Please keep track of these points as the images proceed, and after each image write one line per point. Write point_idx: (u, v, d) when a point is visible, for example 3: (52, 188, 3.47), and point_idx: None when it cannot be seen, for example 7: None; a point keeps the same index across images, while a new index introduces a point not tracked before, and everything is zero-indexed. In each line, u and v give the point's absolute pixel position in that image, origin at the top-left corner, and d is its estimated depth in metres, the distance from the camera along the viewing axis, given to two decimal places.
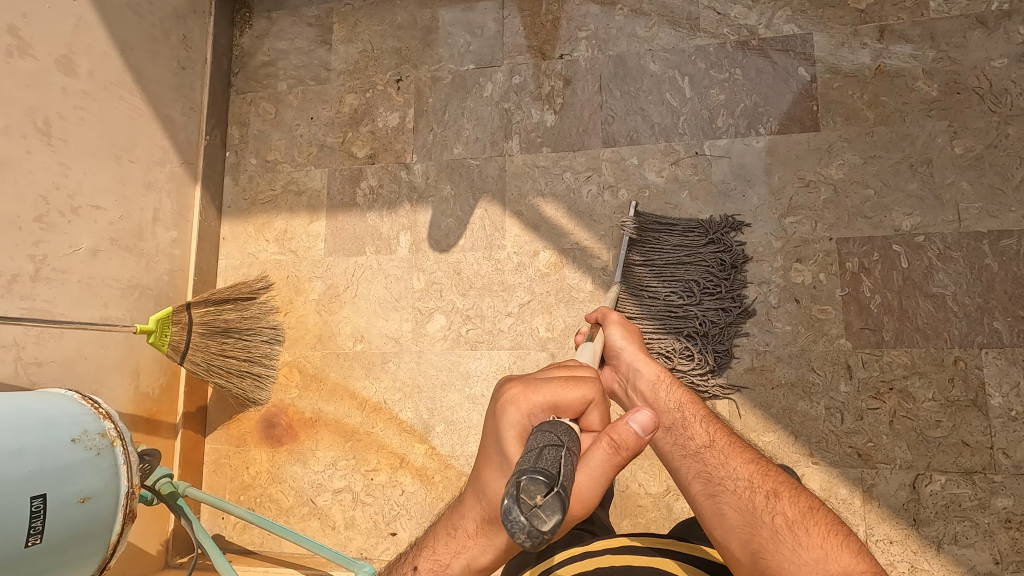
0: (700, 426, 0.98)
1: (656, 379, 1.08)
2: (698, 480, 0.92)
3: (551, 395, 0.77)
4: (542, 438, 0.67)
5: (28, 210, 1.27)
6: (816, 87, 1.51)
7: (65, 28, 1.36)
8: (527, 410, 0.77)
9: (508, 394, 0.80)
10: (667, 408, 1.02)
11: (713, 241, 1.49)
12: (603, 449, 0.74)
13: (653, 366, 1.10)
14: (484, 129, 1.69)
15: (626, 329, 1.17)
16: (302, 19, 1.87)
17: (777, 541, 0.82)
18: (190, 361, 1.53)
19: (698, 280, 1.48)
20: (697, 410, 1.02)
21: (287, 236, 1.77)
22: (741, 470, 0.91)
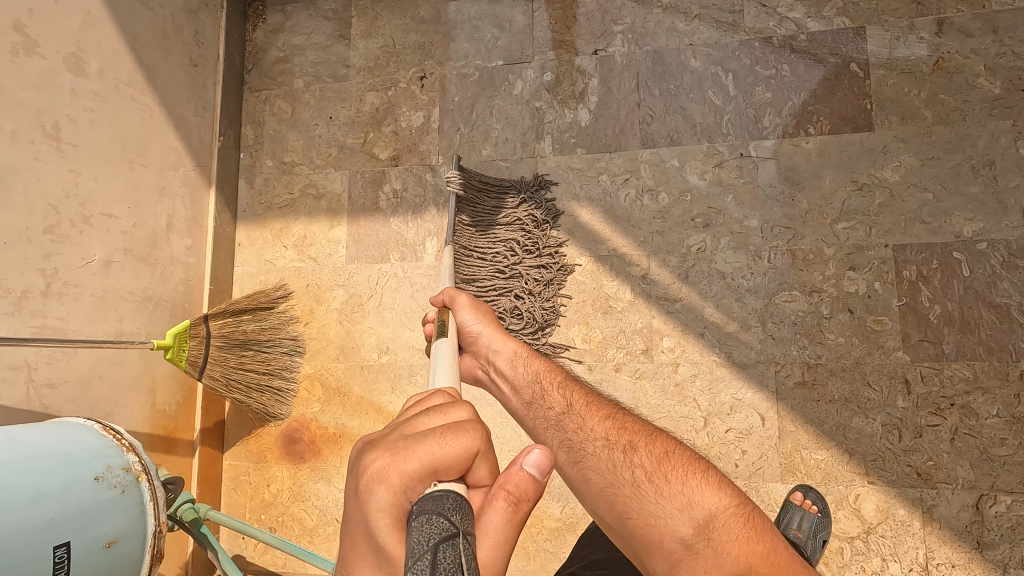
0: (557, 394, 0.95)
1: (514, 354, 1.06)
2: (563, 448, 0.87)
3: (427, 457, 0.46)
4: (428, 529, 0.42)
5: (38, 221, 1.19)
6: (870, 84, 1.42)
7: (73, 24, 1.27)
8: (399, 489, 0.45)
9: (368, 469, 0.46)
10: (525, 382, 1.01)
11: (525, 200, 1.54)
12: (506, 515, 0.46)
13: (510, 342, 1.08)
14: (514, 129, 1.61)
15: (478, 309, 1.14)
16: (319, 12, 1.78)
17: (641, 498, 0.77)
18: (208, 376, 1.45)
19: (518, 239, 1.51)
20: (554, 375, 1.00)
21: (306, 242, 1.69)
22: (598, 427, 0.87)
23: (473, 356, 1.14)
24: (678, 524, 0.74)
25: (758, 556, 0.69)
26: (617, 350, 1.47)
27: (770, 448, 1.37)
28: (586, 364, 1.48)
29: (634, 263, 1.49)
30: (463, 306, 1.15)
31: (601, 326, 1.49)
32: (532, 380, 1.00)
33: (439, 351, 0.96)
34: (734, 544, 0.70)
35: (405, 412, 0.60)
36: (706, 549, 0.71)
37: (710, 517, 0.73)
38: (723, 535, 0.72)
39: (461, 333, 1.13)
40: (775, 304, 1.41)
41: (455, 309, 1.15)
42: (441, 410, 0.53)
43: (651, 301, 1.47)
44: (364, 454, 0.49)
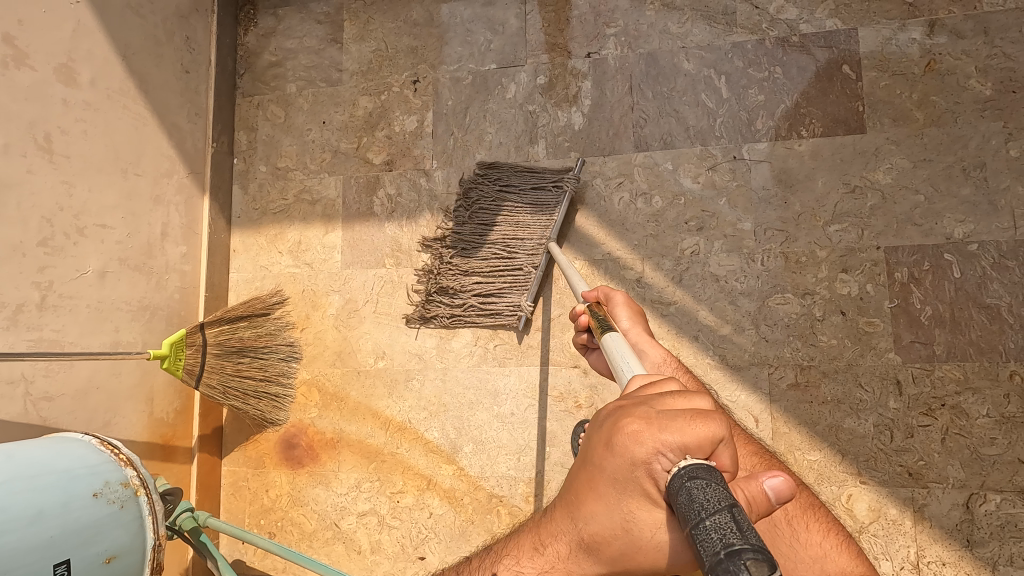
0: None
1: (660, 362, 1.08)
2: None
3: (681, 436, 0.56)
4: (716, 493, 0.51)
5: (32, 234, 1.18)
6: (862, 86, 1.43)
7: (64, 34, 1.27)
8: (652, 448, 0.58)
9: (627, 430, 0.60)
10: None
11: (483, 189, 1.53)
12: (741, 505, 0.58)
13: (659, 350, 1.09)
14: (509, 133, 1.61)
15: (632, 308, 1.13)
16: (311, 16, 1.78)
17: (776, 535, 0.87)
18: (206, 384, 1.46)
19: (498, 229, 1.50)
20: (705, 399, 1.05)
21: (301, 248, 1.69)
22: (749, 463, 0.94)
23: None
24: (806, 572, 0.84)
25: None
26: None
27: None
28: (582, 367, 1.49)
29: (628, 266, 1.50)
30: (620, 304, 1.13)
31: None
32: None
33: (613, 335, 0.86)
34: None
35: (638, 388, 0.69)
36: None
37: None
38: None
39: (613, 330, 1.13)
40: (769, 307, 1.42)
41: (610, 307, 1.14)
42: (686, 396, 0.61)
43: (646, 304, 1.48)
44: (620, 416, 0.62)
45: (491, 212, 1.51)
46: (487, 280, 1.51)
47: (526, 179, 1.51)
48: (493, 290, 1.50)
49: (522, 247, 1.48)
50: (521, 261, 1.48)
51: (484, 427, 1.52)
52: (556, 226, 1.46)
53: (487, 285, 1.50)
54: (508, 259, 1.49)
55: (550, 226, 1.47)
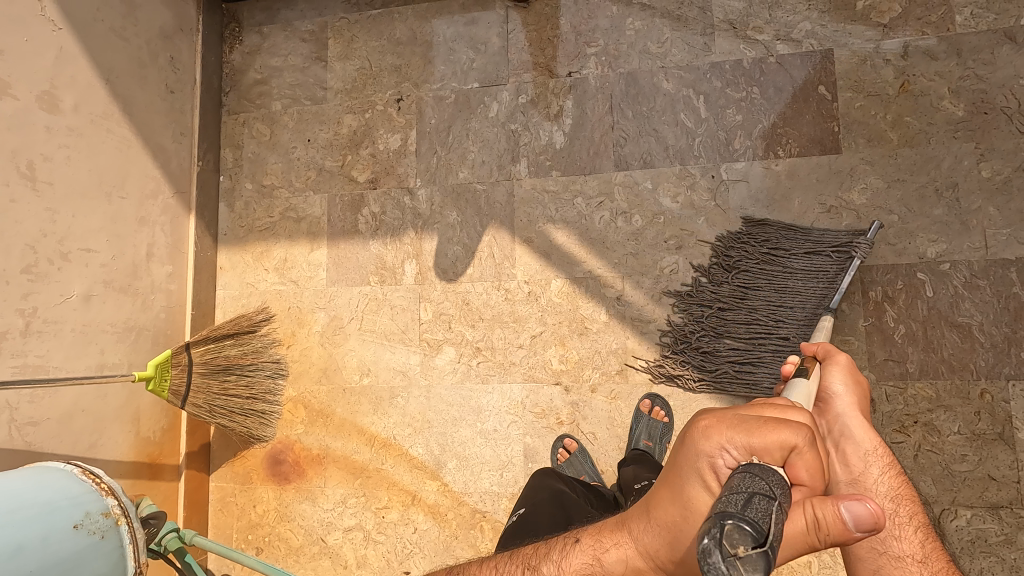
0: (907, 529, 0.91)
1: (871, 451, 0.97)
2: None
3: (746, 438, 0.67)
4: (753, 483, 0.60)
5: (15, 261, 1.19)
6: (837, 107, 1.45)
7: (46, 61, 1.27)
8: (718, 443, 0.69)
9: (700, 424, 0.72)
10: (878, 493, 0.95)
11: (745, 248, 1.45)
12: (801, 523, 0.64)
13: (874, 439, 0.97)
14: (491, 152, 1.63)
15: (853, 375, 1.02)
16: (296, 34, 1.79)
17: None
18: (192, 404, 1.49)
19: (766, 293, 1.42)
20: (915, 510, 0.93)
21: (286, 265, 1.71)
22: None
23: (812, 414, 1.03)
24: None
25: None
26: (593, 370, 1.50)
27: None
28: (563, 385, 1.51)
29: (608, 284, 1.52)
30: (840, 366, 1.02)
31: (578, 347, 1.52)
32: (883, 496, 0.94)
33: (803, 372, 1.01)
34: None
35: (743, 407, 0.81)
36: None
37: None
38: None
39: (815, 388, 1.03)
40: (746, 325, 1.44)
41: (825, 365, 1.04)
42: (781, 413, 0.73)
43: (626, 322, 1.50)
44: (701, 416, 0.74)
45: (756, 274, 1.43)
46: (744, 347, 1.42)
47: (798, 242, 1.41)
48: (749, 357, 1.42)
49: (795, 316, 1.38)
50: (793, 331, 1.38)
51: (468, 443, 1.54)
52: (839, 294, 1.34)
53: (749, 354, 1.42)
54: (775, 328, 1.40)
55: (825, 295, 1.36)
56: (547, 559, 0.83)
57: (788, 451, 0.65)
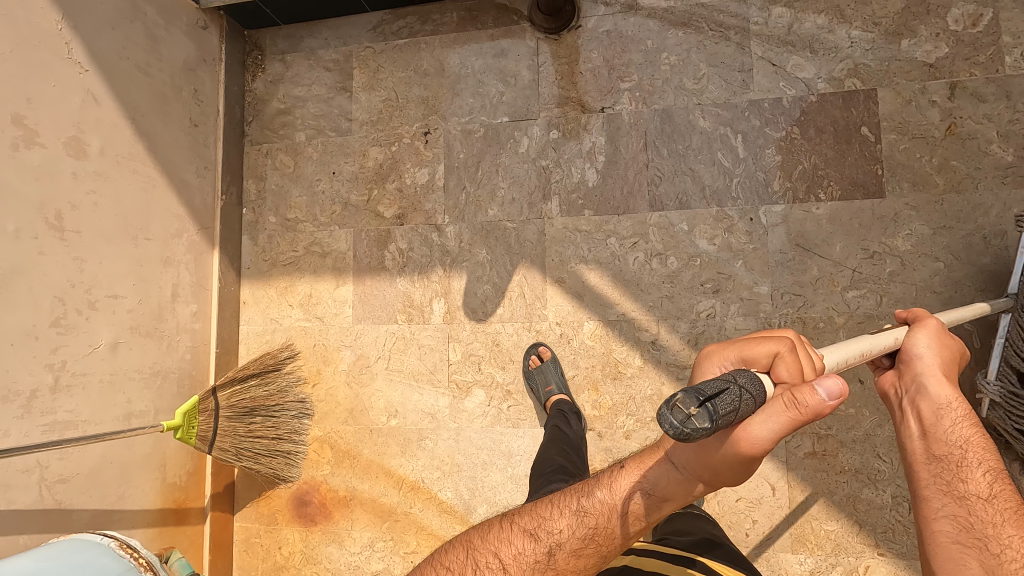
0: (979, 475, 0.70)
1: (942, 399, 0.79)
2: (951, 529, 0.68)
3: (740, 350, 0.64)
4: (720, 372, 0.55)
5: (45, 316, 1.15)
6: (881, 149, 1.41)
7: (73, 105, 1.23)
8: (716, 362, 0.64)
9: (703, 353, 0.67)
10: (945, 442, 0.75)
11: None
12: (781, 409, 0.55)
13: (950, 390, 0.79)
14: (521, 189, 1.59)
15: (942, 338, 0.85)
16: (320, 62, 1.75)
17: None
18: (219, 448, 1.46)
19: None
20: (990, 459, 0.72)
21: (311, 302, 1.68)
22: (1020, 543, 0.63)
23: (892, 372, 0.88)
24: None
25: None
26: (627, 417, 1.48)
27: (780, 517, 1.38)
28: (596, 431, 1.49)
29: (643, 328, 1.49)
30: (924, 325, 0.87)
31: (611, 392, 1.49)
32: (953, 442, 0.75)
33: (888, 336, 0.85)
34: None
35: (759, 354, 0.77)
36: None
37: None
38: None
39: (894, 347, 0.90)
40: None
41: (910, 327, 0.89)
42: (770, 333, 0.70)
43: (661, 368, 1.47)
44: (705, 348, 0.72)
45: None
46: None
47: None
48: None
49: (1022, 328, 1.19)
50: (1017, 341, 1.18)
51: (499, 488, 1.52)
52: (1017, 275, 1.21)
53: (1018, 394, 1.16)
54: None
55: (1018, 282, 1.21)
56: (598, 485, 0.71)
57: (774, 356, 0.62)
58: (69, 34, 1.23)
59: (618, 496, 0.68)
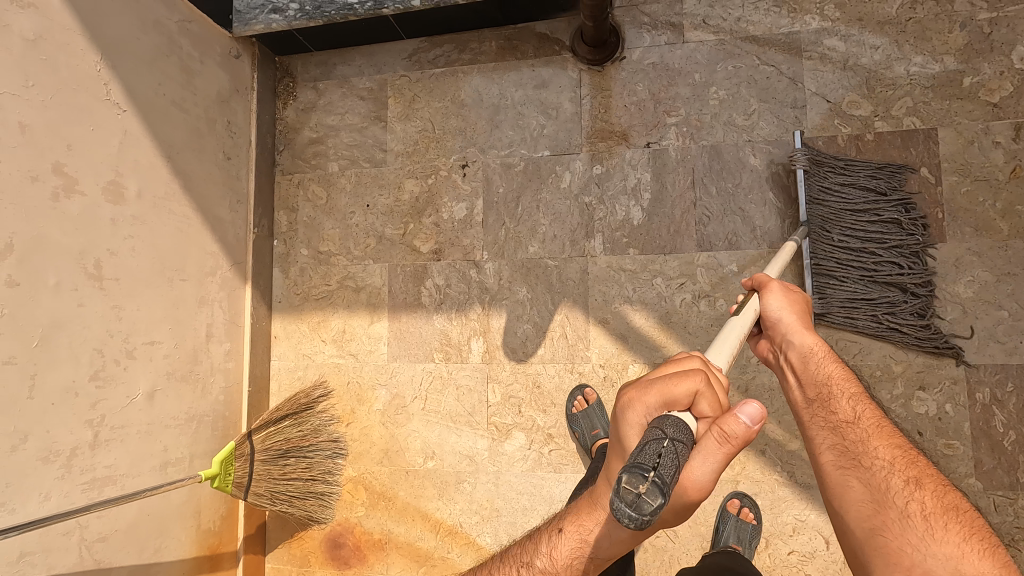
0: (845, 402, 0.87)
1: (808, 351, 0.95)
2: (833, 454, 0.83)
3: (661, 391, 0.63)
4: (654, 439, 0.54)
5: (85, 370, 1.11)
6: (941, 191, 1.36)
7: (112, 148, 1.19)
8: (641, 412, 0.64)
9: (622, 398, 0.67)
10: (813, 383, 0.92)
11: (893, 193, 1.37)
12: (715, 445, 0.62)
13: (812, 338, 0.95)
14: (563, 226, 1.54)
15: (790, 296, 0.98)
16: (353, 90, 1.70)
17: (908, 528, 0.71)
18: (254, 494, 1.42)
19: (880, 232, 1.35)
20: (849, 385, 0.90)
21: (345, 338, 1.64)
22: (881, 449, 0.80)
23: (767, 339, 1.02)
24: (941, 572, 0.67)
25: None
26: None
27: (834, 571, 1.35)
28: None
29: None
30: (770, 289, 0.98)
31: None
32: (822, 385, 0.91)
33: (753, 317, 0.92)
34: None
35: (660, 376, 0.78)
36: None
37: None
38: None
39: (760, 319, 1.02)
40: None
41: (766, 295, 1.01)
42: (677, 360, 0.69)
43: None
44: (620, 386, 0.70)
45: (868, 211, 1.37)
46: (886, 298, 1.35)
47: (893, 175, 1.38)
48: (882, 305, 1.35)
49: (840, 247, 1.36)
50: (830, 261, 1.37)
51: None
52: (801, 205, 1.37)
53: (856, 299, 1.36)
54: (873, 268, 1.35)
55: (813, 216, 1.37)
56: (537, 552, 0.77)
57: (694, 394, 0.62)
58: (108, 74, 1.19)
59: (558, 565, 0.74)
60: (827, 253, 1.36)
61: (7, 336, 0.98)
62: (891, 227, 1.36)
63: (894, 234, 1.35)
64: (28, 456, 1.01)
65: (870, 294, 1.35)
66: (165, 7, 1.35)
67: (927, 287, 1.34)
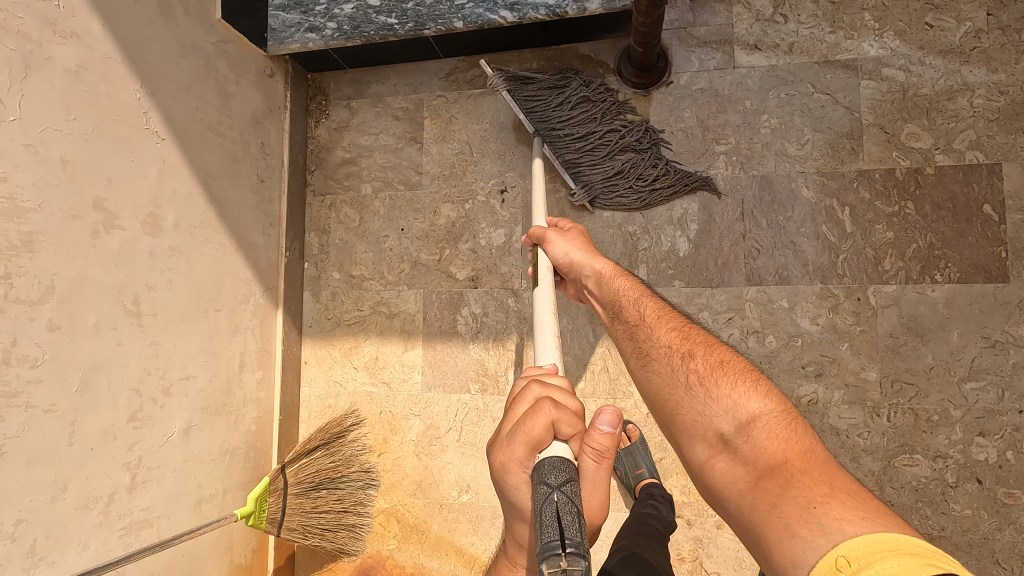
0: (633, 307, 0.93)
1: (600, 276, 1.01)
2: (634, 357, 0.88)
3: (526, 441, 0.70)
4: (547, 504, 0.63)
5: (123, 412, 1.07)
6: (1005, 230, 1.31)
7: (151, 179, 1.14)
8: (519, 468, 0.71)
9: (496, 461, 0.73)
10: (608, 302, 0.97)
11: (574, 76, 1.47)
12: (594, 465, 0.71)
13: (600, 263, 1.02)
14: (605, 255, 1.50)
15: (567, 237, 1.09)
16: (388, 110, 1.66)
17: (693, 397, 0.77)
18: (286, 529, 1.37)
19: (589, 112, 1.46)
20: (636, 290, 0.96)
21: (378, 365, 1.60)
22: (664, 335, 0.85)
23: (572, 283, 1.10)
24: (722, 423, 0.73)
25: (791, 453, 0.66)
26: None
27: None
28: (685, 518, 1.40)
29: None
30: (549, 239, 1.09)
31: None
32: (615, 299, 0.96)
33: (543, 298, 1.02)
34: (807, 482, 0.62)
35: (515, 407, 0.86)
36: (745, 447, 0.69)
37: (752, 417, 0.71)
38: (762, 432, 0.70)
39: (557, 267, 1.09)
40: (895, 468, 1.32)
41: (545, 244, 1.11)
42: (522, 399, 0.76)
43: None
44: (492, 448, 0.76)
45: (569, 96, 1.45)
46: (629, 162, 1.46)
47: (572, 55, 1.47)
48: (631, 170, 1.46)
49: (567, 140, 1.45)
50: (569, 156, 1.45)
51: None
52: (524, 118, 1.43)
53: (605, 175, 1.46)
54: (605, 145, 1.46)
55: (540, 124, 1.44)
56: None
57: (552, 427, 0.69)
58: (147, 102, 1.14)
59: None
60: (565, 150, 1.45)
61: (46, 383, 0.94)
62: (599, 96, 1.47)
63: (594, 107, 1.46)
64: (68, 505, 0.97)
65: (616, 167, 1.46)
66: (202, 29, 1.30)
67: (650, 135, 1.47)
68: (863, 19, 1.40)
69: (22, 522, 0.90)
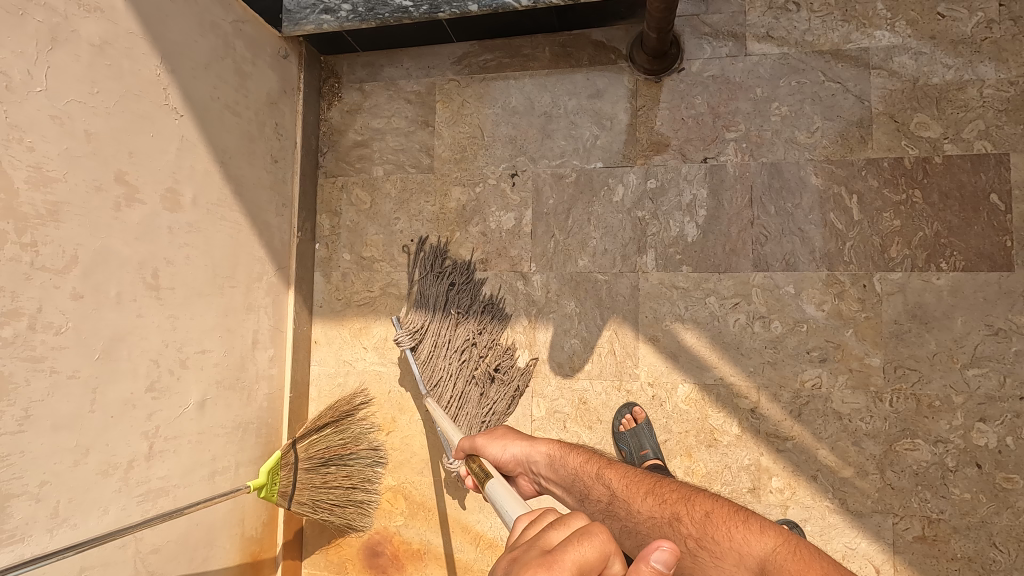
0: (597, 482, 0.93)
1: (550, 458, 0.98)
2: (625, 537, 0.87)
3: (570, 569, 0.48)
4: None
5: (142, 381, 1.10)
6: (1011, 219, 1.33)
7: (170, 156, 1.16)
8: None
9: None
10: (573, 488, 0.95)
11: (444, 274, 1.58)
12: None
13: (540, 445, 1.01)
14: (615, 239, 1.51)
15: (494, 435, 1.06)
16: (400, 93, 1.67)
17: (702, 566, 0.77)
18: (297, 502, 1.40)
19: (450, 322, 1.54)
20: (592, 461, 0.96)
21: (387, 345, 1.62)
22: (644, 507, 0.86)
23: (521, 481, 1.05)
24: None
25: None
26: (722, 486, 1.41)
27: None
28: None
29: (742, 395, 1.42)
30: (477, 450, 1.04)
31: (705, 459, 1.42)
32: (574, 480, 0.95)
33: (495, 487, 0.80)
34: None
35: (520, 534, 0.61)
36: None
37: (761, 563, 0.71)
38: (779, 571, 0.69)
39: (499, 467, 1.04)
40: (896, 452, 1.34)
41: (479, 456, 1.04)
42: (564, 522, 0.55)
43: (760, 438, 1.40)
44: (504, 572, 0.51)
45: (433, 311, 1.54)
46: (482, 394, 1.51)
47: (455, 269, 1.58)
48: (482, 401, 1.51)
49: (439, 378, 1.50)
50: (443, 394, 1.49)
51: None
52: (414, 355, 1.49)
53: (469, 403, 1.51)
54: (466, 362, 1.52)
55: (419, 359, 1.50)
56: None
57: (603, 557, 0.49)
58: (167, 78, 1.16)
59: None
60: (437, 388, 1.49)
61: (70, 350, 0.97)
62: (459, 314, 1.55)
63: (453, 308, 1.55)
64: (90, 470, 1.00)
65: (478, 389, 1.51)
66: (220, 8, 1.31)
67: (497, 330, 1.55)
68: (875, 8, 1.41)
69: (46, 483, 0.93)
